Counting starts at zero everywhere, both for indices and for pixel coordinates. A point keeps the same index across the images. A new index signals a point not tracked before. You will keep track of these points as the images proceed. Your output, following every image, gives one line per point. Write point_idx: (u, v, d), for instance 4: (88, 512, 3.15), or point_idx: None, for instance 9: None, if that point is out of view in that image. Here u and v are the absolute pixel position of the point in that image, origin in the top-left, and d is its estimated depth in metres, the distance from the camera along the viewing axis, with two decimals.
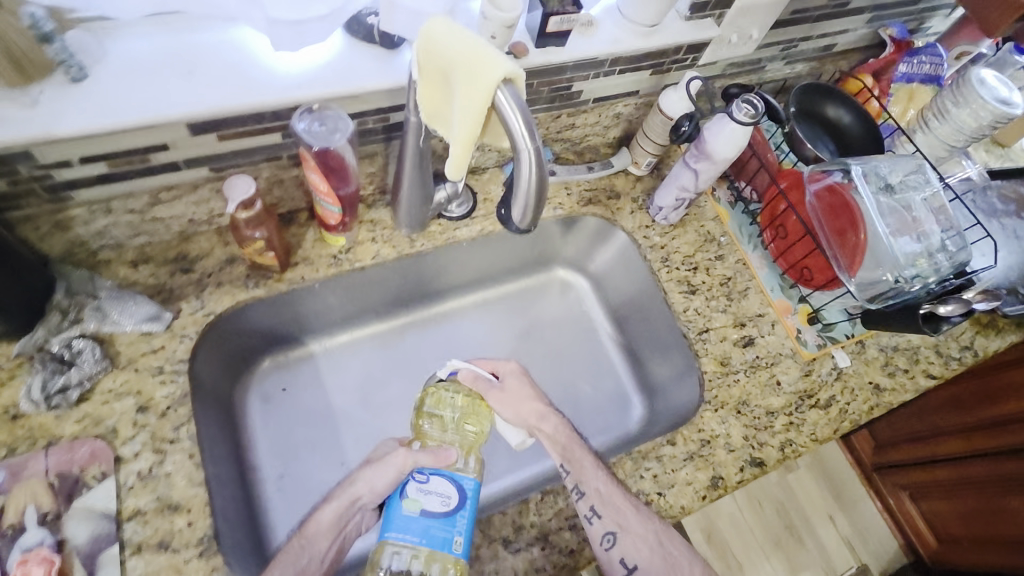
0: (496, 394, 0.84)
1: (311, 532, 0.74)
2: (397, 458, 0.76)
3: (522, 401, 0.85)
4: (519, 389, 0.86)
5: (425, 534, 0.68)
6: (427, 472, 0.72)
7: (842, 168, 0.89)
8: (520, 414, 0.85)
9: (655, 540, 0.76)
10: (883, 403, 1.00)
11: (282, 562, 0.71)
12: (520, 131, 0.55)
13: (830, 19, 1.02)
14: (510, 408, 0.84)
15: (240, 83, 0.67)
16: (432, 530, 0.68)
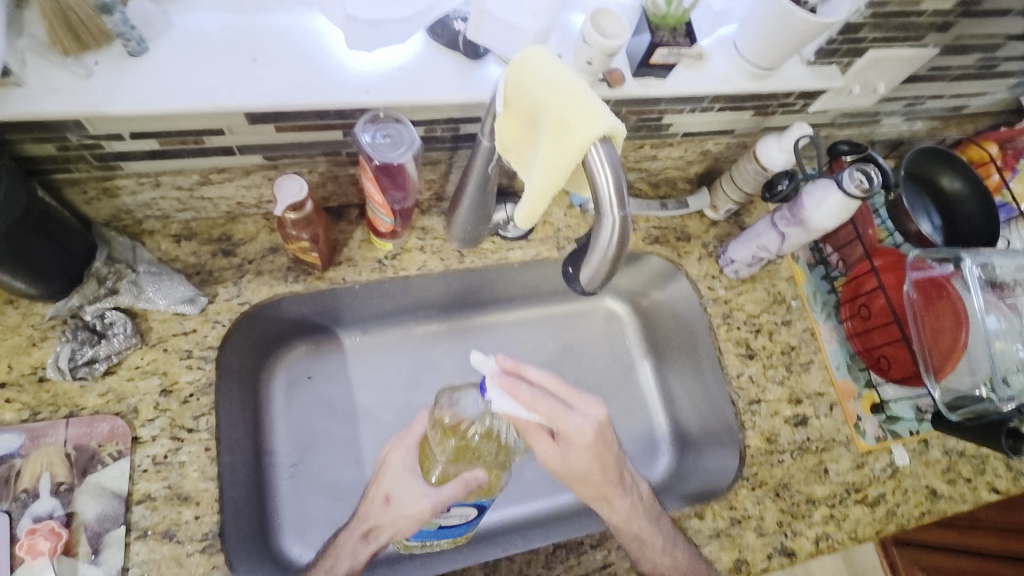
0: (555, 460, 0.64)
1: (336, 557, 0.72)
2: (415, 509, 0.67)
3: (582, 473, 0.66)
4: (587, 465, 0.64)
5: (438, 535, 0.75)
6: (449, 512, 0.68)
7: (954, 259, 0.84)
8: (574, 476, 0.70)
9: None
10: (937, 511, 0.90)
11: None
12: (608, 193, 0.49)
13: (970, 80, 0.94)
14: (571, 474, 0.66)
15: (312, 77, 0.64)
16: (445, 535, 0.74)
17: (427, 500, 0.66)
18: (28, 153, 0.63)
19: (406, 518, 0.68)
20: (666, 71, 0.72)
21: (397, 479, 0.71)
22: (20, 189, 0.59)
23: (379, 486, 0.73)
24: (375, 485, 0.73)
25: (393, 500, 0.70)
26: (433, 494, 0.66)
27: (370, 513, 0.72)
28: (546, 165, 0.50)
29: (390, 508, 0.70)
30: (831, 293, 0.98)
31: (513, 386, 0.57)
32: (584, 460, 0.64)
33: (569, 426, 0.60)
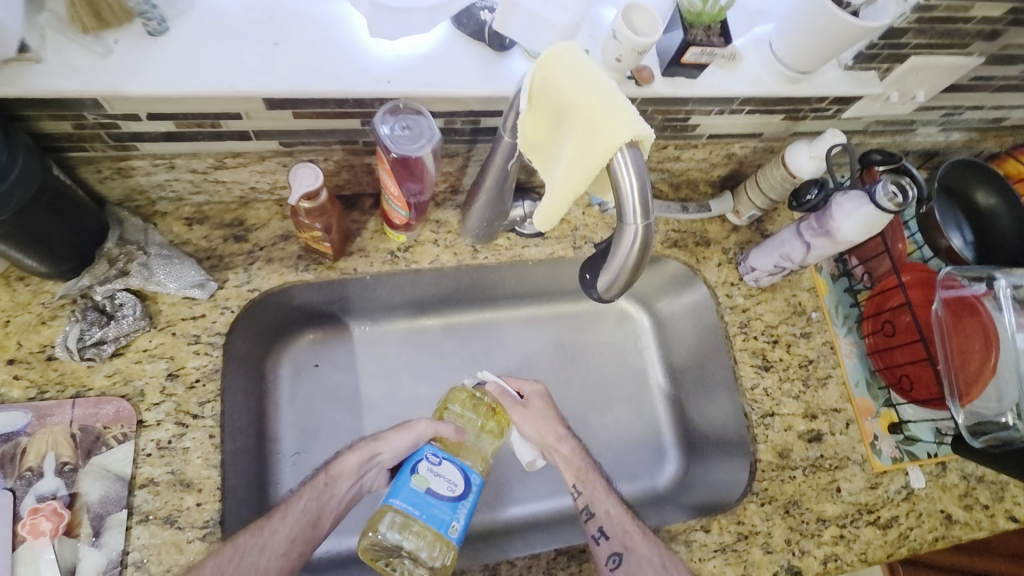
0: (525, 420, 0.80)
1: (336, 471, 0.72)
2: (420, 422, 0.74)
3: (546, 419, 0.81)
4: (545, 408, 0.83)
5: (427, 511, 0.64)
6: (441, 454, 0.68)
7: (987, 278, 0.81)
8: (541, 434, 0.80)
9: (660, 566, 0.71)
10: (951, 537, 0.88)
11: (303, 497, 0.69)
12: (632, 201, 0.47)
13: (1012, 91, 0.90)
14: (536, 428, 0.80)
15: (333, 63, 0.62)
16: (433, 510, 0.64)
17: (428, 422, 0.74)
18: (43, 130, 0.62)
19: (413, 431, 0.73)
20: (696, 71, 0.69)
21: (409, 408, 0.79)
22: (36, 167, 0.58)
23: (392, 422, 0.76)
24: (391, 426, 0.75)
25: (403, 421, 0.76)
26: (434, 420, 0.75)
27: (380, 429, 0.75)
28: (570, 168, 0.49)
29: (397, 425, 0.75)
30: (853, 307, 0.95)
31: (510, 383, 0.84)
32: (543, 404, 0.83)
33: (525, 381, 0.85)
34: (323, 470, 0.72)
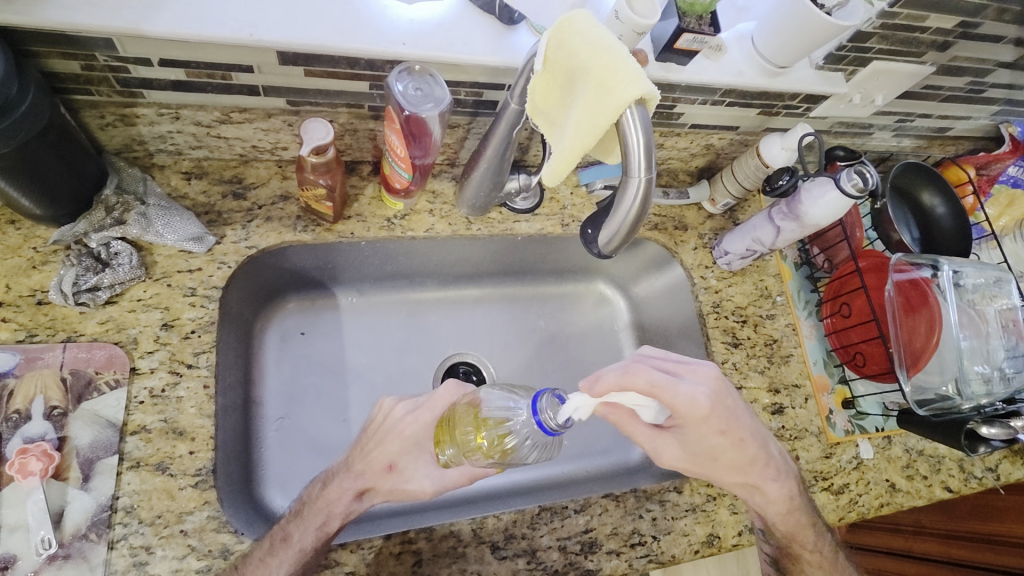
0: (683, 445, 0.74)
1: (326, 512, 0.69)
2: (417, 488, 0.74)
3: (724, 473, 0.76)
4: (721, 445, 0.73)
5: None
6: None
7: (932, 265, 0.88)
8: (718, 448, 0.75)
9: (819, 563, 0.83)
10: (894, 503, 0.96)
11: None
12: (638, 154, 0.51)
13: (958, 102, 1.00)
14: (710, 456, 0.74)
15: (352, 23, 0.65)
16: None
17: (430, 482, 0.74)
18: (52, 69, 0.62)
19: (404, 490, 0.73)
20: (686, 58, 0.75)
21: (405, 451, 0.74)
22: (45, 103, 0.58)
23: (381, 449, 0.73)
24: (375, 446, 0.73)
25: (399, 471, 0.73)
26: (439, 476, 0.74)
27: (370, 478, 0.72)
28: (580, 125, 0.53)
29: (391, 477, 0.73)
30: (814, 292, 1.03)
31: (602, 385, 0.67)
32: (704, 444, 0.73)
33: (684, 409, 0.69)
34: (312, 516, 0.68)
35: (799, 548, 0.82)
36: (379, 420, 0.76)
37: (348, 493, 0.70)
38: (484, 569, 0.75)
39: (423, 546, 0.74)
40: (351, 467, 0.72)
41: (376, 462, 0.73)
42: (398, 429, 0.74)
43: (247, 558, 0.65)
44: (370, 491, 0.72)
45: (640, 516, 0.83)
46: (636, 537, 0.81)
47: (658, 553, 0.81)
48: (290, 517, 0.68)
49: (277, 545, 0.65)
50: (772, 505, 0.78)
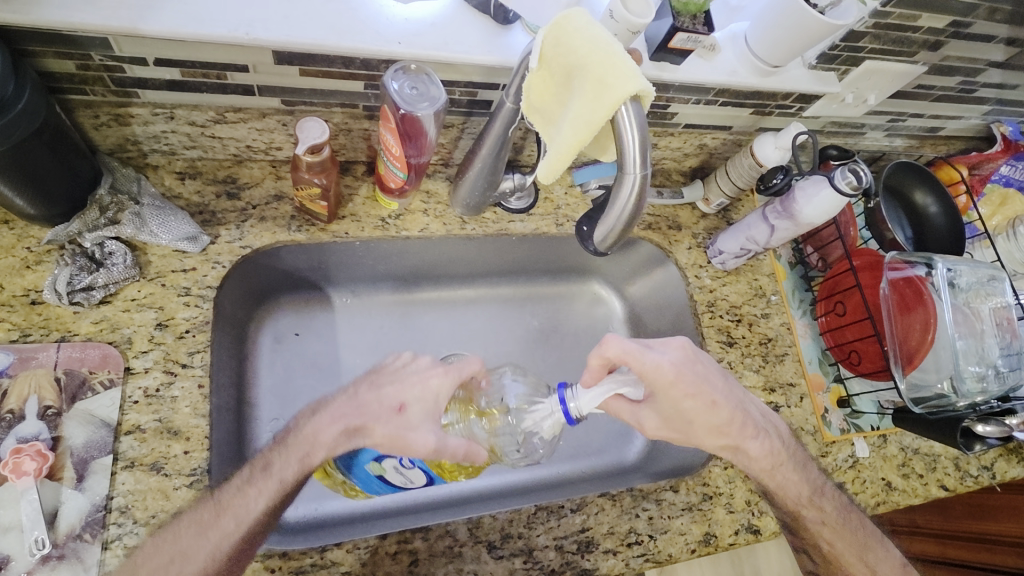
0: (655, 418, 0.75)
1: (311, 444, 0.64)
2: (420, 445, 0.64)
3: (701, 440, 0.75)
4: (694, 409, 0.72)
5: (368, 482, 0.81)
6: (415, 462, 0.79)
7: (926, 263, 0.88)
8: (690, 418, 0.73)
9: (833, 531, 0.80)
10: (890, 502, 0.96)
11: (224, 514, 0.60)
12: (633, 151, 0.51)
13: (949, 102, 1.01)
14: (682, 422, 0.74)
15: (347, 22, 0.65)
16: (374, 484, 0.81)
17: (433, 440, 0.64)
18: (48, 68, 0.62)
19: (405, 442, 0.64)
20: (680, 58, 0.76)
21: (424, 399, 0.67)
22: (41, 102, 0.58)
23: (396, 389, 0.67)
24: (392, 385, 0.68)
25: (405, 416, 0.66)
26: (445, 436, 0.64)
27: (375, 416, 0.65)
28: (576, 122, 0.53)
29: (397, 419, 0.65)
30: (808, 291, 1.04)
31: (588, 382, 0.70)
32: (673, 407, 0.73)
33: (651, 376, 0.70)
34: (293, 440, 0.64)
35: (808, 512, 0.79)
36: (398, 365, 0.70)
37: (342, 427, 0.64)
38: (482, 569, 0.75)
39: (419, 546, 0.73)
40: (354, 401, 0.67)
41: (389, 401, 0.66)
42: (420, 374, 0.68)
43: (226, 485, 0.63)
44: (366, 431, 0.65)
45: (637, 515, 0.82)
46: (633, 537, 0.81)
47: (654, 552, 0.81)
48: (274, 445, 0.65)
49: (255, 474, 0.62)
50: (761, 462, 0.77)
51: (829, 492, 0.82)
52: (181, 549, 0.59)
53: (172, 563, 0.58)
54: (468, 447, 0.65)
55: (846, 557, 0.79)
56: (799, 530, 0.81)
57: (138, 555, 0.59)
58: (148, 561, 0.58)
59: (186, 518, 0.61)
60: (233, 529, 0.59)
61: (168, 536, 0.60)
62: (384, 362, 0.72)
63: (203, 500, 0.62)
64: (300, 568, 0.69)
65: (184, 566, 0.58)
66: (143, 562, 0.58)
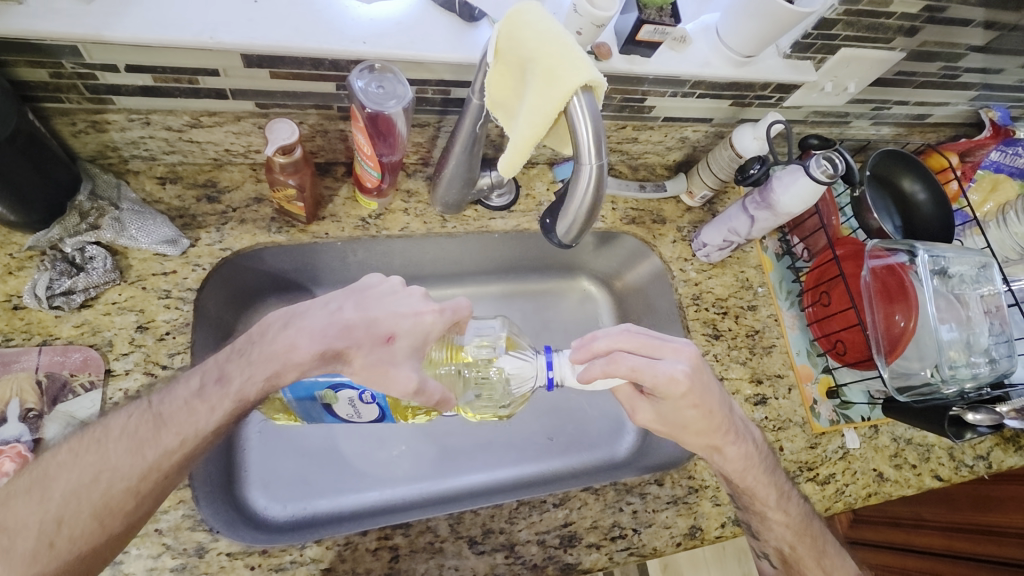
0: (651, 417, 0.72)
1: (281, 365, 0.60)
2: (400, 384, 0.60)
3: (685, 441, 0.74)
4: (693, 417, 0.69)
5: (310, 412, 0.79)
6: (375, 399, 0.75)
7: (909, 250, 0.87)
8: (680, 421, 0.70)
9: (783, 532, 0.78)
10: (882, 493, 0.95)
11: (167, 425, 0.58)
12: (587, 141, 0.52)
13: (933, 88, 1.00)
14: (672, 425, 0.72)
15: (313, 24, 0.66)
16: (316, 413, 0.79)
17: (415, 380, 0.60)
18: (21, 78, 0.63)
19: (384, 371, 0.61)
20: (650, 50, 0.76)
21: (416, 332, 0.62)
22: (12, 109, 0.59)
23: (387, 317, 0.62)
24: (383, 313, 0.62)
25: (391, 348, 0.61)
26: (427, 376, 0.61)
27: (360, 344, 0.61)
28: (531, 114, 0.53)
29: (382, 350, 0.61)
30: (795, 282, 1.03)
31: (585, 373, 0.64)
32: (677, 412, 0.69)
33: (660, 385, 0.66)
34: (257, 345, 0.61)
35: (754, 503, 0.78)
36: (382, 287, 0.66)
37: (322, 352, 0.60)
38: (463, 565, 0.75)
39: (399, 542, 0.74)
40: (334, 321, 0.62)
41: (376, 328, 0.62)
42: (413, 307, 0.63)
43: (171, 395, 0.60)
44: (345, 357, 0.61)
45: (621, 509, 0.82)
46: (616, 531, 0.81)
47: (638, 546, 0.81)
48: (230, 355, 0.62)
49: (208, 389, 0.60)
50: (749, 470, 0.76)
51: (789, 492, 0.80)
52: (109, 464, 0.56)
53: (96, 480, 0.55)
54: (445, 397, 0.63)
55: (799, 560, 0.78)
56: (760, 533, 0.80)
57: (51, 466, 0.56)
58: (66, 474, 0.56)
59: (120, 427, 0.58)
60: (175, 445, 0.57)
61: (95, 445, 0.57)
62: (366, 280, 0.66)
63: (141, 408, 0.60)
64: (280, 566, 0.70)
65: (112, 483, 0.56)
66: (57, 477, 0.55)
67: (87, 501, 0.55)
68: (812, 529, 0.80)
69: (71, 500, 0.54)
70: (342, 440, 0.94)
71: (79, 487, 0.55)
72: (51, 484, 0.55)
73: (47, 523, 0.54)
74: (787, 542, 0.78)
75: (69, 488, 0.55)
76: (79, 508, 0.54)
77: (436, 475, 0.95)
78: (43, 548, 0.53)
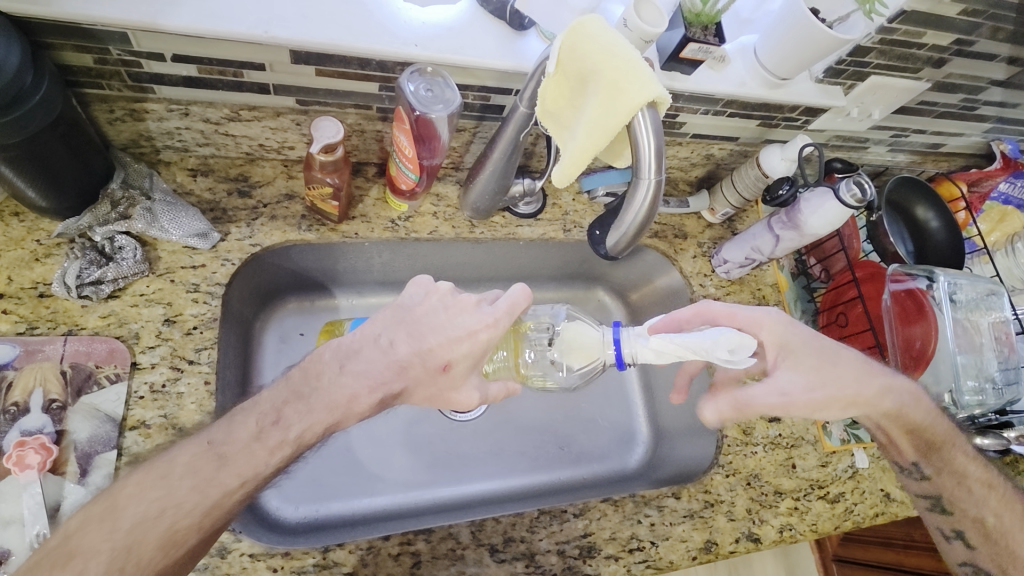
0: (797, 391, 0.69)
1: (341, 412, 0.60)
2: (465, 400, 0.64)
3: (849, 402, 0.71)
4: (819, 363, 0.71)
5: None
6: None
7: (928, 276, 0.89)
8: (828, 377, 0.70)
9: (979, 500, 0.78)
10: (890, 513, 0.95)
11: (225, 466, 0.56)
12: (648, 156, 0.53)
13: (952, 119, 1.02)
14: (821, 385, 0.69)
15: (365, 24, 0.66)
16: None
17: (478, 397, 0.64)
18: (66, 62, 0.62)
19: (446, 397, 0.64)
20: (690, 68, 0.77)
21: (473, 358, 0.63)
22: (58, 94, 0.58)
23: (443, 346, 0.62)
24: (443, 345, 0.62)
25: (451, 375, 0.62)
26: (486, 389, 0.66)
27: (424, 383, 0.62)
28: (592, 126, 0.54)
29: (444, 381, 0.62)
30: (810, 302, 1.03)
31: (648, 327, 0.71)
32: (814, 356, 0.70)
33: (762, 324, 0.71)
34: (310, 381, 0.61)
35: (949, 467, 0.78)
36: (430, 305, 0.64)
37: (381, 395, 0.61)
38: (483, 572, 0.74)
39: (421, 547, 0.73)
40: (388, 362, 0.62)
41: (432, 360, 0.62)
42: (467, 328, 0.62)
43: (231, 435, 0.58)
44: (405, 395, 0.63)
45: (639, 521, 0.82)
46: (635, 543, 0.81)
47: (656, 559, 0.81)
48: (286, 398, 0.60)
49: (267, 429, 0.58)
50: (919, 402, 0.75)
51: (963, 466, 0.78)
52: (174, 500, 0.54)
53: (161, 516, 0.54)
54: (509, 389, 0.67)
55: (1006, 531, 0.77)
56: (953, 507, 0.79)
57: (119, 496, 0.55)
58: (134, 504, 0.54)
59: (183, 461, 0.56)
60: (235, 487, 0.56)
61: (159, 480, 0.55)
62: (412, 294, 0.65)
63: (201, 446, 0.57)
64: (302, 569, 0.69)
65: (176, 520, 0.54)
66: (125, 507, 0.54)
67: (154, 534, 0.53)
68: (1001, 489, 0.79)
69: (137, 533, 0.53)
70: (358, 444, 0.93)
71: (144, 520, 0.53)
72: (119, 513, 0.54)
73: (118, 551, 0.52)
74: (991, 511, 0.77)
75: (137, 520, 0.53)
76: (145, 542, 0.53)
77: (450, 480, 0.94)
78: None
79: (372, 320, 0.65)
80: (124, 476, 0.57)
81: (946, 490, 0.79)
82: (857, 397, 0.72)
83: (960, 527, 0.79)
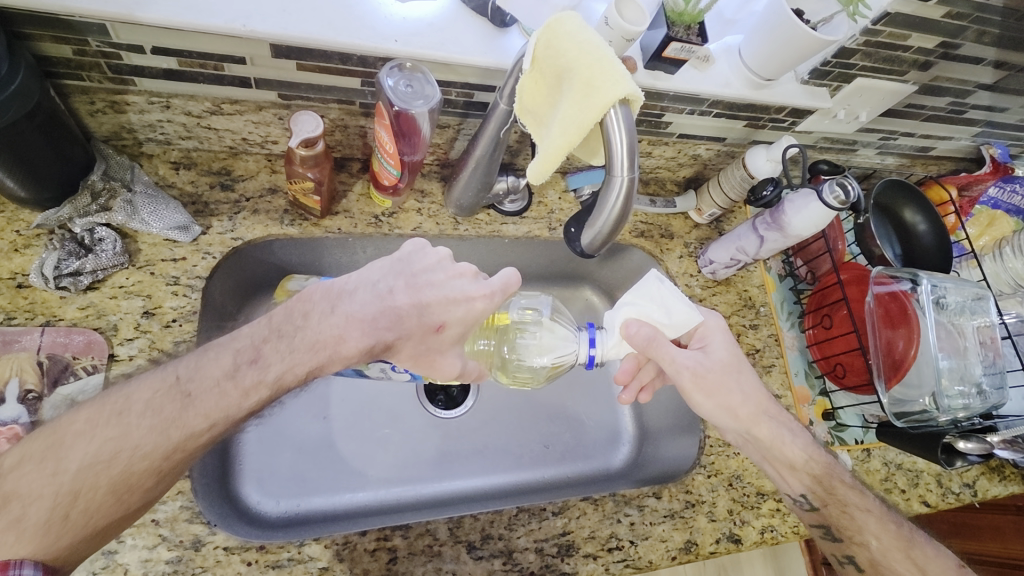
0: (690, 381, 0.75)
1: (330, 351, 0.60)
2: (449, 369, 0.65)
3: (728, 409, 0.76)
4: (727, 365, 0.77)
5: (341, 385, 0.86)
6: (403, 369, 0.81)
7: (911, 279, 0.89)
8: (722, 381, 0.76)
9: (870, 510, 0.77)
10: None
11: (193, 406, 0.57)
12: (621, 153, 0.53)
13: (940, 122, 1.02)
14: (710, 382, 0.76)
15: (347, 19, 0.66)
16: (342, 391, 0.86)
17: (460, 368, 0.66)
18: (45, 53, 0.62)
19: (430, 358, 0.65)
20: (674, 67, 0.77)
21: (466, 333, 0.64)
22: (35, 84, 0.58)
23: (432, 307, 0.62)
24: (439, 303, 0.62)
25: (443, 336, 0.63)
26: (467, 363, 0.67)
27: (416, 335, 0.62)
28: (566, 123, 0.54)
29: (438, 338, 0.63)
30: (796, 304, 1.04)
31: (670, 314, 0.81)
32: (724, 352, 0.77)
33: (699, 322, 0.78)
34: (301, 320, 0.61)
35: (836, 488, 0.78)
36: (431, 263, 0.64)
37: (372, 339, 0.61)
38: (460, 569, 0.74)
39: (398, 543, 0.73)
40: (384, 308, 0.61)
41: (427, 317, 0.62)
42: (464, 292, 0.62)
43: (200, 370, 0.58)
44: (393, 348, 0.62)
45: (619, 520, 0.82)
46: (614, 542, 0.81)
47: (635, 558, 0.81)
48: (267, 336, 0.60)
49: (245, 371, 0.58)
50: (797, 438, 0.79)
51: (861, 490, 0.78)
52: (129, 442, 0.55)
53: (116, 457, 0.55)
54: (481, 375, 0.69)
55: (886, 553, 0.74)
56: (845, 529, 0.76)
57: (66, 433, 0.55)
58: (83, 443, 0.54)
59: (142, 400, 0.57)
60: (201, 428, 0.56)
61: (115, 420, 0.56)
62: (409, 248, 0.65)
63: (165, 382, 0.58)
64: (276, 563, 0.69)
65: (131, 461, 0.55)
66: (72, 448, 0.54)
67: (106, 478, 0.54)
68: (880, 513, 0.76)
69: (87, 476, 0.54)
70: (342, 440, 0.92)
71: (95, 463, 0.54)
72: (65, 454, 0.54)
73: (62, 495, 0.53)
74: (872, 536, 0.75)
75: (86, 461, 0.54)
76: (95, 485, 0.54)
77: (433, 477, 0.94)
78: (56, 520, 0.53)
79: (370, 267, 0.64)
80: (71, 413, 0.57)
81: (832, 520, 0.77)
82: (736, 412, 0.77)
83: (848, 554, 0.76)
